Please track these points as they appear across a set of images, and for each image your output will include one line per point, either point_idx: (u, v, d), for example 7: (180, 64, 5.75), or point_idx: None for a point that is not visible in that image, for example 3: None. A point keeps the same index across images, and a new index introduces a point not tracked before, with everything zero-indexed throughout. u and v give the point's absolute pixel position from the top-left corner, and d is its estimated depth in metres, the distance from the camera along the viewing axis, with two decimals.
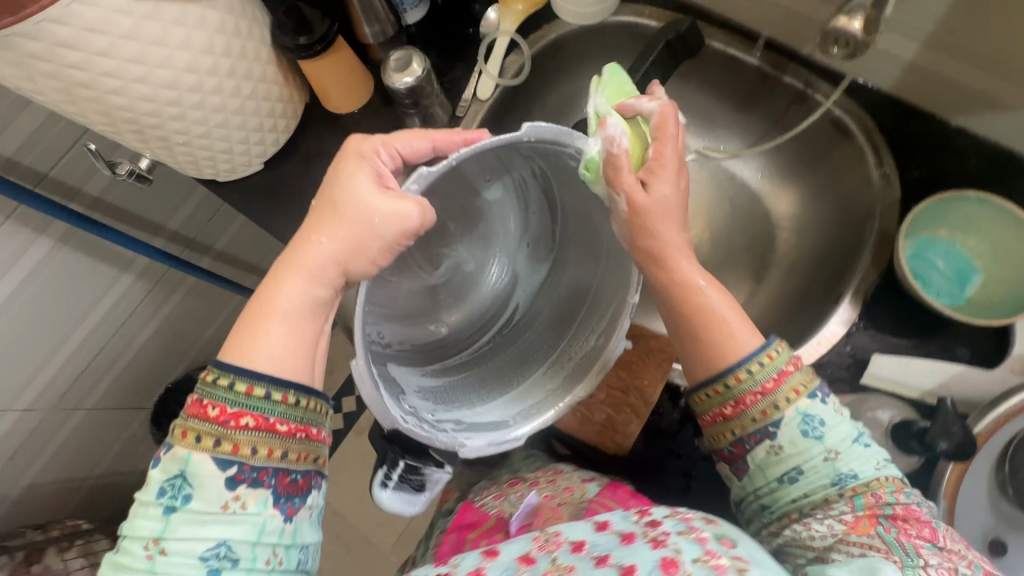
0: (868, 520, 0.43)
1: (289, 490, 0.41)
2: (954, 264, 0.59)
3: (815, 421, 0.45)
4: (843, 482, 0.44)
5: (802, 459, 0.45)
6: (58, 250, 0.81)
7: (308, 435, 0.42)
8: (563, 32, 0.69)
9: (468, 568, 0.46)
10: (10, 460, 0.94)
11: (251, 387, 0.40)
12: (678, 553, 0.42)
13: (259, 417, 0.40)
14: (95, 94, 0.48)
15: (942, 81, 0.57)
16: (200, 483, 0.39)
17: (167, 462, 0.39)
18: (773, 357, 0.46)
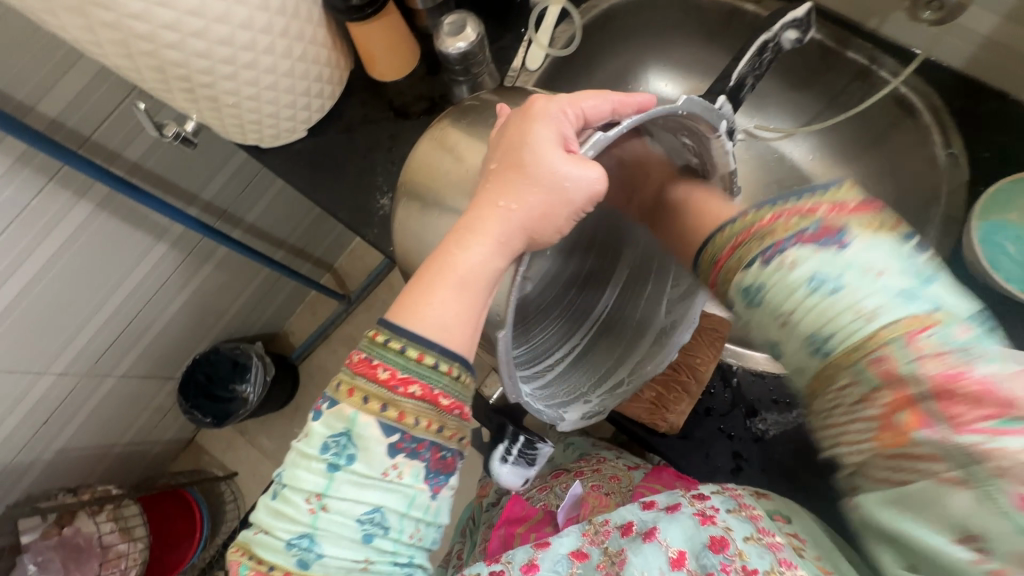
0: (898, 400, 0.32)
1: (439, 467, 0.39)
2: (1023, 249, 0.55)
3: (824, 279, 0.35)
4: (827, 281, 0.34)
5: (792, 284, 0.36)
6: (98, 215, 0.81)
7: (462, 414, 0.40)
8: (615, 2, 0.67)
9: (522, 562, 0.48)
10: (45, 423, 0.95)
11: (422, 354, 0.39)
12: (729, 531, 0.43)
13: (425, 387, 0.38)
14: (152, 48, 0.47)
15: (1020, 57, 0.55)
16: (365, 445, 0.38)
17: (333, 418, 0.38)
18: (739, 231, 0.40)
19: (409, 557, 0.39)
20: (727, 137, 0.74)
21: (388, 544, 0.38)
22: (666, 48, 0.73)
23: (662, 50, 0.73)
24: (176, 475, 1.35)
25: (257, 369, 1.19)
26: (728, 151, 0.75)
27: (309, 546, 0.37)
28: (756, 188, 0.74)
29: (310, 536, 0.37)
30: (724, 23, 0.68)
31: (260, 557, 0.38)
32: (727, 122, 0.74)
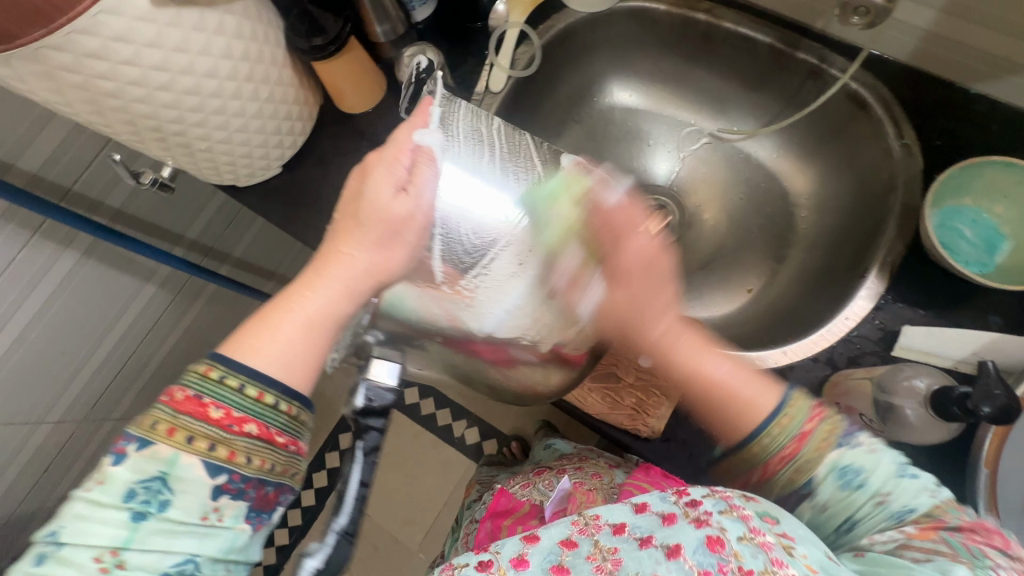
0: (931, 530, 0.41)
1: (263, 504, 0.41)
2: (981, 232, 0.58)
3: (851, 471, 0.44)
4: (902, 518, 0.42)
5: (851, 512, 0.44)
6: (85, 262, 0.82)
7: (296, 449, 0.43)
8: (572, 21, 0.68)
9: (510, 556, 0.46)
10: (46, 472, 0.96)
11: (262, 393, 0.41)
12: (724, 531, 0.42)
13: (262, 426, 0.40)
14: (121, 103, 0.49)
15: (960, 47, 0.57)
16: (184, 487, 0.38)
17: (142, 461, 0.37)
18: (787, 423, 0.45)
19: None
20: (693, 142, 0.77)
21: None
22: (625, 62, 0.75)
23: (623, 63, 0.75)
24: None
25: None
26: (694, 155, 0.77)
27: None
28: (725, 188, 0.76)
29: None
30: (678, 32, 0.70)
31: None
32: (692, 126, 0.76)
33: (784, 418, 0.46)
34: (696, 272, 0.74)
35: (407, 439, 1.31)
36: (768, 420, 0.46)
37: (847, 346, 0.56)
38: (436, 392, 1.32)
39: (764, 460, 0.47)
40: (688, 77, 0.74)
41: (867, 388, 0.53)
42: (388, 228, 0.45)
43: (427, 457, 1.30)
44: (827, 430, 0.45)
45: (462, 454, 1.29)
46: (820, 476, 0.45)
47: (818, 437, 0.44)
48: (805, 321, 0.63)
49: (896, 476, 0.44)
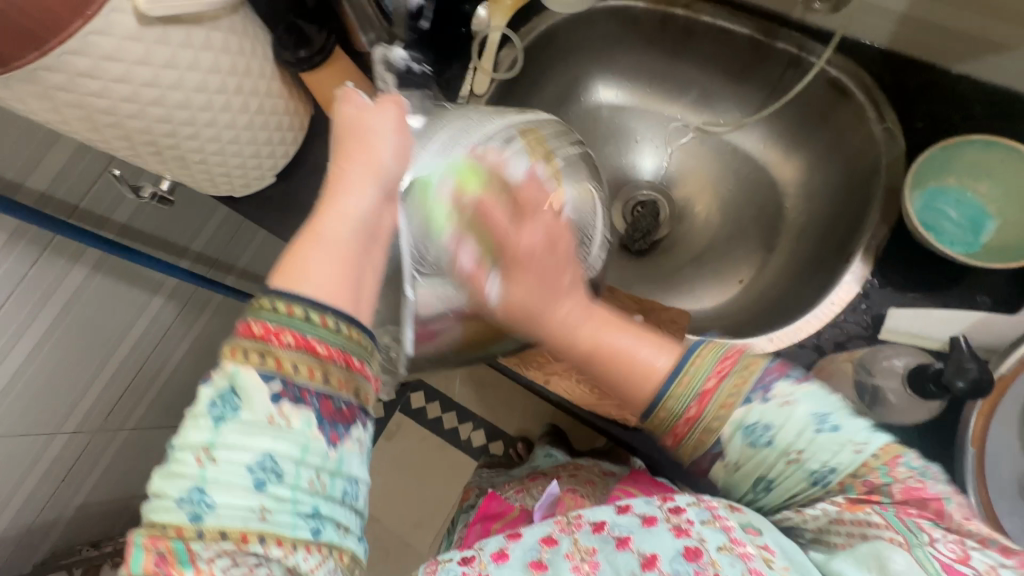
0: (863, 503, 0.40)
1: (335, 416, 0.36)
2: (966, 211, 0.57)
3: (757, 429, 0.41)
4: (827, 480, 0.42)
5: (765, 470, 0.43)
6: (93, 276, 0.85)
7: (352, 364, 0.37)
8: (553, 22, 0.70)
9: (492, 551, 0.49)
10: (63, 482, 0.99)
11: (293, 306, 0.36)
12: (703, 541, 0.42)
13: (298, 334, 0.36)
14: (115, 119, 0.51)
15: (936, 28, 0.58)
16: (248, 395, 0.35)
17: (217, 379, 0.35)
18: (693, 372, 0.42)
19: (314, 507, 0.35)
20: (680, 136, 0.77)
21: (287, 490, 0.35)
22: (609, 59, 0.75)
23: (607, 60, 0.76)
24: None
25: None
26: (684, 149, 0.77)
27: (199, 500, 0.34)
28: (715, 179, 0.76)
29: (199, 491, 0.34)
30: (659, 28, 0.71)
31: (153, 522, 0.34)
32: (678, 121, 0.76)
33: (686, 372, 0.42)
34: (687, 266, 0.74)
35: (413, 443, 1.33)
36: (665, 383, 0.42)
37: (835, 332, 0.56)
38: (441, 395, 1.32)
39: (673, 424, 0.43)
40: (671, 72, 0.75)
41: (850, 369, 0.54)
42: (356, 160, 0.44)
43: (435, 462, 1.32)
44: (739, 376, 0.42)
45: (468, 456, 1.30)
46: (728, 435, 0.42)
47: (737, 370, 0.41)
48: (793, 309, 0.63)
49: (816, 425, 0.41)
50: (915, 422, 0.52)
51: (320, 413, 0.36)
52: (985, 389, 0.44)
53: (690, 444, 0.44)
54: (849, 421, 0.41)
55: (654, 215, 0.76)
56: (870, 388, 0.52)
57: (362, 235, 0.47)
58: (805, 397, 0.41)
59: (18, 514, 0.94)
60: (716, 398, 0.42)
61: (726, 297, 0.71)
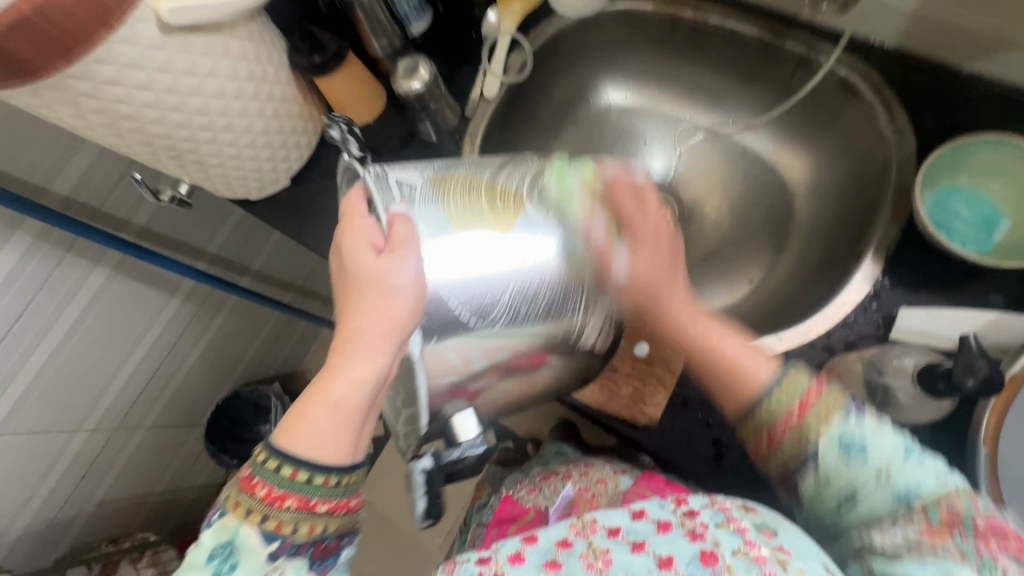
0: (932, 530, 0.43)
1: (323, 554, 0.47)
2: (977, 211, 0.57)
3: (854, 445, 0.46)
4: (910, 499, 0.45)
5: (855, 484, 0.47)
6: (113, 278, 0.87)
7: (346, 508, 0.47)
8: (562, 26, 0.70)
9: (508, 552, 0.47)
10: (83, 479, 1.01)
11: (295, 471, 0.44)
12: (718, 545, 0.44)
13: (300, 499, 0.44)
14: (138, 124, 0.53)
15: (946, 27, 0.57)
16: (248, 551, 0.44)
17: (218, 529, 0.45)
18: (792, 386, 0.49)
19: None
20: (689, 138, 0.77)
21: None
22: (618, 62, 0.76)
23: (616, 62, 0.76)
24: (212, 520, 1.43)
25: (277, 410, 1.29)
26: (693, 150, 0.77)
27: None
28: (725, 180, 0.76)
29: None
30: (667, 30, 0.71)
31: None
32: (687, 123, 0.77)
33: (776, 396, 0.49)
34: (697, 266, 0.74)
35: None
36: (771, 386, 0.50)
37: (845, 332, 0.56)
38: None
39: (770, 426, 0.50)
40: (679, 73, 0.75)
41: (860, 368, 0.53)
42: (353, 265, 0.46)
43: None
44: (829, 408, 0.48)
45: None
46: (823, 448, 0.47)
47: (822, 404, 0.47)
48: (803, 309, 0.63)
49: (903, 455, 0.46)
50: (928, 420, 0.51)
51: (312, 556, 0.46)
52: (997, 385, 0.44)
53: (780, 455, 0.50)
54: (929, 458, 0.46)
55: None
56: (879, 388, 0.51)
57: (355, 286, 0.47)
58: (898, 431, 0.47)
59: (40, 509, 0.96)
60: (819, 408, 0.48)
61: (735, 298, 0.71)
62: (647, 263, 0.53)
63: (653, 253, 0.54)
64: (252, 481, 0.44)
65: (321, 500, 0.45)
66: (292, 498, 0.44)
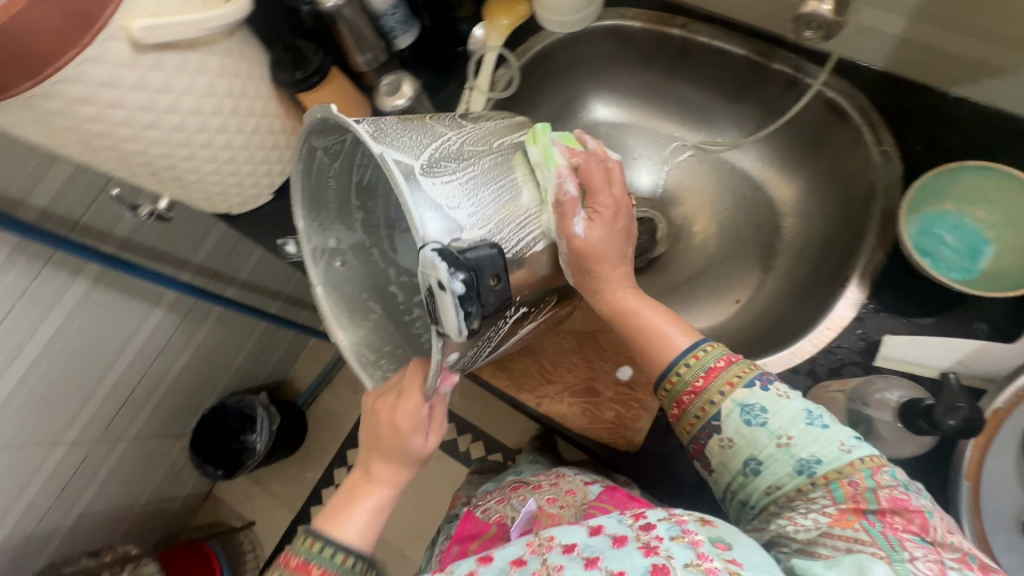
0: (852, 510, 0.42)
1: None
2: (963, 237, 0.57)
3: (757, 412, 0.46)
4: (811, 470, 0.45)
5: (755, 451, 0.47)
6: (94, 289, 0.85)
7: None
8: (549, 42, 0.70)
9: (463, 572, 0.46)
10: (62, 492, 1.00)
11: (344, 557, 0.51)
12: (671, 559, 0.42)
13: (329, 573, 0.49)
14: (111, 142, 0.52)
15: (934, 52, 0.57)
16: (345, 562, 0.51)
17: (306, 567, 0.50)
18: (701, 357, 0.50)
19: None
20: (677, 155, 0.77)
21: None
22: (606, 78, 0.76)
23: (604, 77, 0.75)
24: (197, 530, 1.41)
25: (263, 419, 1.25)
26: (680, 167, 0.77)
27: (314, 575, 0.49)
28: (713, 198, 0.76)
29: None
30: (655, 47, 0.70)
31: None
32: (676, 141, 0.76)
33: (698, 352, 0.50)
34: (683, 285, 0.74)
35: None
36: (682, 354, 0.51)
37: (829, 357, 0.55)
38: (441, 407, 1.32)
39: (678, 394, 0.50)
40: (667, 90, 0.74)
41: (842, 400, 0.53)
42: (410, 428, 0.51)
43: (434, 473, 1.31)
44: (732, 377, 0.48)
45: (467, 468, 1.30)
46: (727, 411, 0.48)
47: (724, 373, 0.48)
48: (788, 331, 0.62)
49: (805, 421, 0.46)
50: (911, 455, 0.51)
51: None
52: (977, 429, 0.43)
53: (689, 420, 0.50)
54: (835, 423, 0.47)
55: (651, 233, 0.75)
56: (862, 419, 0.51)
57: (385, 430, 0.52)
58: (797, 397, 0.47)
59: (18, 523, 0.94)
60: (717, 377, 0.49)
61: (722, 318, 0.70)
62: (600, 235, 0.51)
63: (610, 222, 0.52)
64: (306, 567, 0.49)
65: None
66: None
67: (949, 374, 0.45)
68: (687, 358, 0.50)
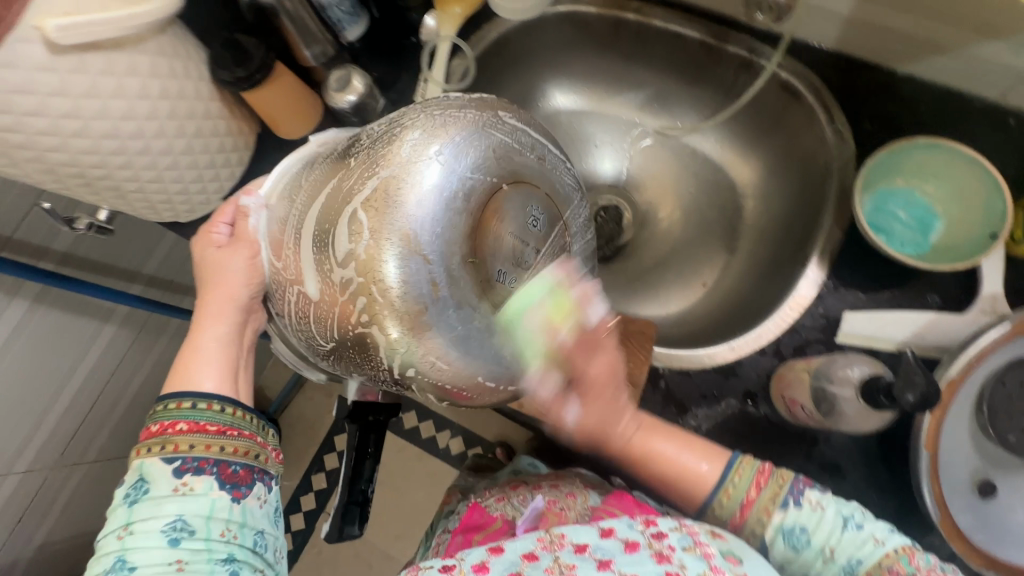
0: None
1: (233, 479, 0.45)
2: (914, 212, 0.58)
3: (797, 530, 0.47)
4: (855, 567, 0.46)
5: (810, 567, 0.48)
6: (36, 309, 0.80)
7: (244, 434, 0.47)
8: (504, 29, 0.68)
9: (473, 562, 0.47)
10: (19, 524, 0.94)
11: (180, 402, 0.46)
12: (684, 568, 0.44)
13: (191, 422, 0.45)
14: (36, 154, 0.48)
15: (882, 30, 0.58)
16: (154, 478, 0.43)
17: (128, 476, 0.44)
18: (731, 491, 0.50)
19: (229, 553, 0.44)
20: (639, 141, 0.76)
21: (199, 543, 0.43)
22: (566, 66, 0.74)
23: (561, 65, 0.74)
24: None
25: None
26: (642, 153, 0.77)
27: (121, 566, 0.42)
28: (675, 183, 0.76)
29: (121, 557, 0.42)
30: (611, 33, 0.70)
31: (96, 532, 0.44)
32: (637, 127, 0.76)
33: (727, 487, 0.50)
34: (650, 270, 0.74)
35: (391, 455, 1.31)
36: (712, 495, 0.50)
37: (794, 336, 0.57)
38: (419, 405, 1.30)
39: (733, 509, 0.50)
40: (625, 77, 0.74)
41: (807, 377, 0.53)
42: (202, 255, 0.52)
43: (415, 471, 1.30)
44: (768, 503, 0.49)
45: (448, 464, 1.29)
46: (770, 537, 0.49)
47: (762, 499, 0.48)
48: (754, 312, 0.63)
49: (843, 528, 0.47)
50: (872, 428, 0.53)
51: (220, 477, 0.45)
52: (934, 400, 0.45)
53: (754, 533, 0.50)
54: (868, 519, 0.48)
55: (617, 220, 0.75)
56: (827, 397, 0.52)
57: (205, 277, 0.51)
58: (834, 502, 0.48)
59: None
60: (758, 494, 0.49)
61: (690, 301, 0.71)
62: (230, 276, 0.49)
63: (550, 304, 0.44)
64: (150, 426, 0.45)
65: (206, 422, 0.46)
66: (182, 422, 0.45)
67: (908, 350, 0.47)
68: (721, 491, 0.50)
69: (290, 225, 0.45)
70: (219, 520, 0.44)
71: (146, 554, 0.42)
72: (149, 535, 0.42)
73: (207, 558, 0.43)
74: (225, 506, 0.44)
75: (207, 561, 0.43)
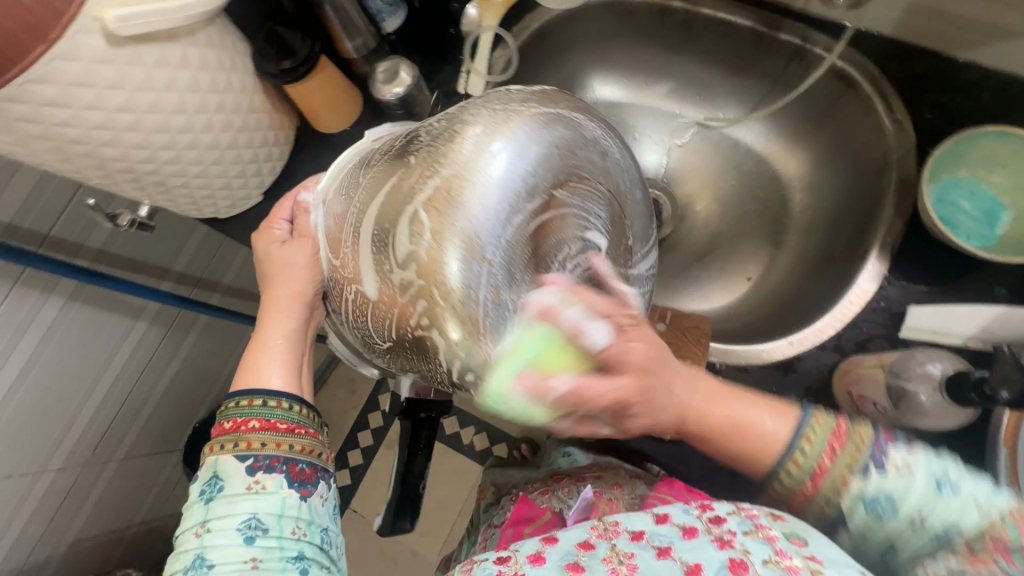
0: (981, 559, 0.39)
1: (301, 477, 0.46)
2: (980, 203, 0.57)
3: (881, 502, 0.41)
4: (951, 537, 0.40)
5: (895, 539, 0.42)
6: (70, 306, 0.79)
7: (308, 432, 0.48)
8: (547, 19, 0.67)
9: (529, 552, 0.47)
10: (52, 522, 0.93)
11: (252, 399, 0.47)
12: (748, 554, 0.40)
13: (263, 420, 0.46)
14: (88, 149, 0.47)
15: (945, 16, 0.56)
16: (228, 476, 0.45)
17: (203, 473, 0.46)
18: (812, 440, 0.43)
19: (298, 550, 0.45)
20: (682, 133, 0.75)
21: (273, 541, 0.44)
22: (608, 56, 0.73)
23: (603, 56, 0.73)
24: None
25: None
26: (684, 145, 0.75)
27: (201, 563, 0.43)
28: (717, 176, 0.74)
29: (200, 555, 0.43)
30: (657, 21, 0.68)
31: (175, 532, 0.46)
32: (679, 118, 0.75)
33: (799, 452, 0.43)
34: (694, 264, 0.72)
35: None
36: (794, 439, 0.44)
37: (855, 331, 0.56)
38: None
39: (805, 480, 0.44)
40: (668, 67, 0.73)
41: (880, 375, 0.52)
42: (266, 253, 0.52)
43: (440, 467, 1.30)
44: (855, 451, 0.42)
45: (473, 460, 1.29)
46: (849, 508, 0.43)
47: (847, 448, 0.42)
48: (808, 307, 0.62)
49: (936, 492, 0.41)
50: (955, 424, 0.52)
51: (290, 475, 0.46)
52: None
53: (828, 505, 0.44)
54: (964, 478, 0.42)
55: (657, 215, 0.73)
56: (900, 392, 0.51)
57: (268, 271, 0.52)
58: (921, 461, 0.42)
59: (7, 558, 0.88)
60: (839, 455, 0.42)
61: (736, 296, 0.70)
62: (292, 274, 0.50)
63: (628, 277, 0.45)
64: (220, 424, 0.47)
65: (278, 420, 0.47)
66: (255, 420, 0.46)
67: (1001, 344, 0.46)
68: (800, 440, 0.44)
69: (349, 222, 0.43)
70: (289, 518, 0.45)
71: (223, 551, 0.43)
72: (225, 532, 0.44)
73: (278, 554, 0.44)
74: (293, 504, 0.46)
75: (279, 559, 0.44)
